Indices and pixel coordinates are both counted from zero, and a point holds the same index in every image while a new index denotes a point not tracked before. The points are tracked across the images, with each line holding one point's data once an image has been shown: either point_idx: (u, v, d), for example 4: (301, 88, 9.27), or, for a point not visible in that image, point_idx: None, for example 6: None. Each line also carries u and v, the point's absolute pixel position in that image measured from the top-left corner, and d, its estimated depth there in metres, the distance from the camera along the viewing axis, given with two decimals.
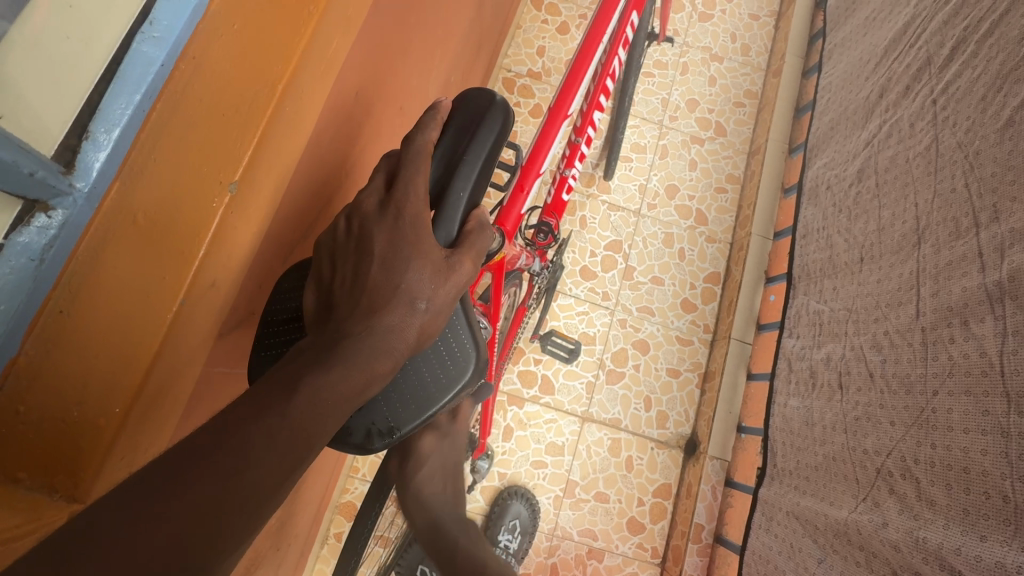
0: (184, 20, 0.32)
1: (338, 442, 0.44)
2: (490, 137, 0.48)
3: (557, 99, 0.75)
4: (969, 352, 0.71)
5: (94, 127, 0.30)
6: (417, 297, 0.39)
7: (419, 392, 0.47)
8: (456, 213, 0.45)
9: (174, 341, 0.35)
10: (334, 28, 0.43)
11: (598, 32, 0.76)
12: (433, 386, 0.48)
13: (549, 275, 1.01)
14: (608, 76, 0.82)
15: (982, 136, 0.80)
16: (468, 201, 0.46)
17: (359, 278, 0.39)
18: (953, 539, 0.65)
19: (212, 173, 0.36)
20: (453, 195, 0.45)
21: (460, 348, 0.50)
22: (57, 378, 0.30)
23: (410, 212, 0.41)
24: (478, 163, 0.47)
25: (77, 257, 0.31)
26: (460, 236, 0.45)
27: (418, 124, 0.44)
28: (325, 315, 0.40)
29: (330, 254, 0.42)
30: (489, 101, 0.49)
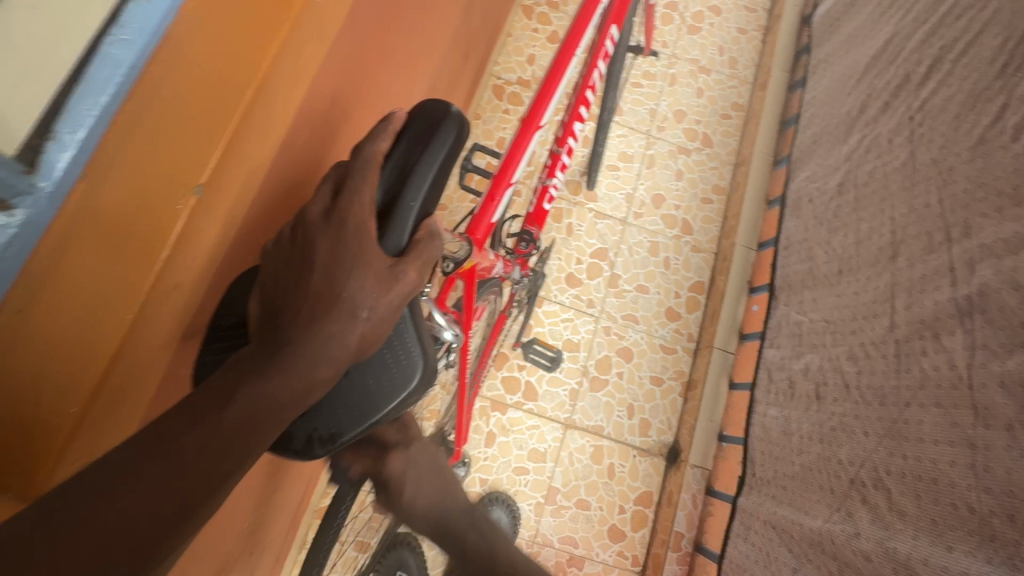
0: (153, 25, 0.31)
1: (278, 447, 0.44)
2: (445, 146, 0.45)
3: (530, 108, 0.75)
4: (939, 364, 0.72)
5: (59, 128, 0.28)
6: (359, 306, 0.38)
7: (364, 400, 0.45)
8: (406, 224, 0.42)
9: (135, 341, 0.35)
10: (307, 36, 0.44)
11: (572, 45, 0.76)
12: (376, 396, 0.46)
13: (530, 282, 1.01)
14: (586, 89, 0.84)
15: (955, 153, 0.82)
16: (419, 210, 0.44)
17: (299, 285, 0.38)
18: (921, 549, 0.66)
19: (178, 176, 0.36)
20: (404, 204, 0.43)
21: (407, 357, 0.47)
22: (10, 382, 0.29)
23: (354, 222, 0.39)
24: (431, 171, 0.44)
25: (39, 255, 0.29)
26: (408, 248, 0.42)
27: (368, 133, 0.43)
28: (263, 322, 0.38)
29: (272, 260, 0.40)
30: (445, 110, 0.46)
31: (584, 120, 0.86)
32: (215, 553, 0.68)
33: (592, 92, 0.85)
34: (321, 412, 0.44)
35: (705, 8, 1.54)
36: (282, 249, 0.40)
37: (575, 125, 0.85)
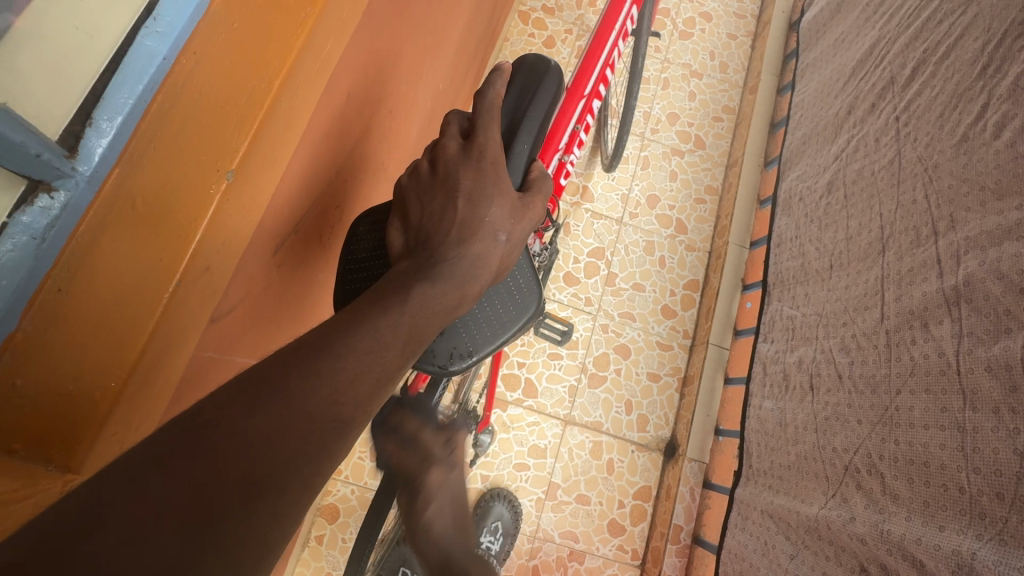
0: (185, 17, 0.34)
1: (420, 363, 0.49)
2: (546, 100, 0.54)
3: (573, 80, 0.83)
4: (928, 352, 0.75)
5: (97, 115, 0.32)
6: (499, 231, 0.42)
7: (493, 320, 0.52)
8: (520, 162, 0.50)
9: (170, 321, 0.36)
10: (329, 28, 0.45)
11: (610, 22, 0.86)
12: (503, 319, 0.52)
13: (547, 258, 1.00)
14: (608, 68, 0.89)
15: (940, 150, 0.85)
16: (529, 152, 0.51)
17: (445, 210, 0.42)
18: (914, 530, 0.68)
19: (211, 162, 0.37)
20: (519, 144, 0.50)
21: (525, 287, 0.54)
22: (54, 354, 0.31)
23: (491, 155, 0.45)
24: (538, 118, 0.52)
25: (77, 236, 0.31)
26: (527, 183, 0.49)
27: (488, 80, 0.49)
28: (412, 245, 0.42)
29: (414, 192, 0.45)
30: (545, 69, 0.55)
31: (601, 98, 0.89)
32: None
33: (610, 71, 0.90)
34: (457, 332, 0.50)
35: (695, 14, 1.58)
36: (426, 179, 0.45)
37: (592, 111, 0.89)
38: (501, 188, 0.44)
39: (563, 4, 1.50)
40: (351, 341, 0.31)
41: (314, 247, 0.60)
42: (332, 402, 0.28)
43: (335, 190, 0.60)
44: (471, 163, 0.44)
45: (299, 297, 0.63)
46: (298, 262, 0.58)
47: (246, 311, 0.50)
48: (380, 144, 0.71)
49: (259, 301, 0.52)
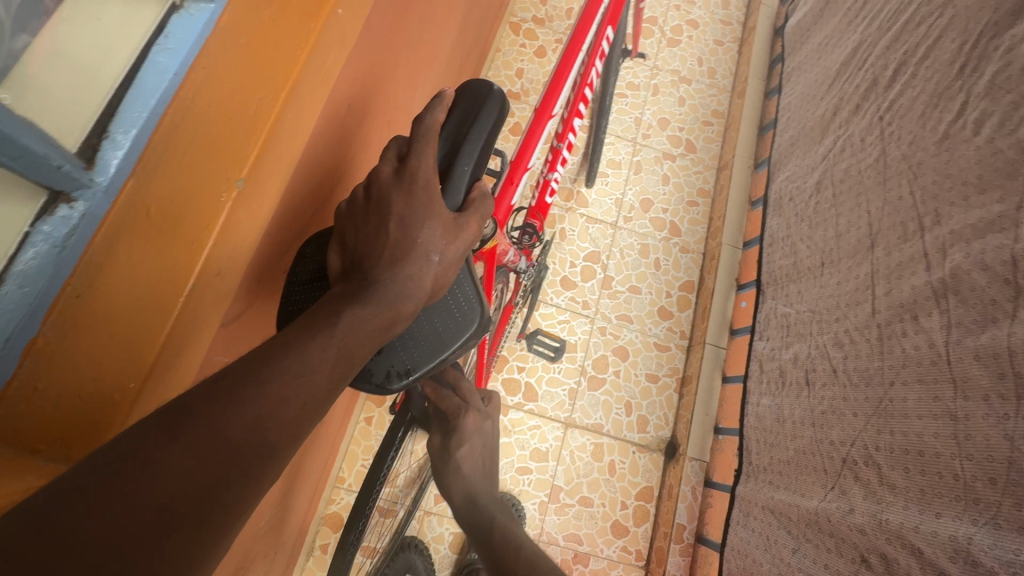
0: (195, 34, 0.37)
1: (357, 381, 0.49)
2: (490, 119, 0.52)
3: (542, 99, 0.80)
4: (919, 344, 0.76)
5: (113, 129, 0.34)
6: (432, 251, 0.43)
7: (431, 338, 0.52)
8: (460, 185, 0.49)
9: (184, 325, 0.37)
10: (332, 40, 0.45)
11: (578, 40, 0.81)
12: (443, 336, 0.52)
13: (534, 275, 1.04)
14: (585, 87, 0.89)
15: (923, 148, 0.88)
16: (471, 174, 0.50)
17: (378, 234, 0.42)
18: (912, 518, 0.70)
19: (221, 171, 0.38)
20: (458, 168, 0.49)
21: (467, 304, 0.54)
22: (74, 358, 0.32)
23: (423, 176, 0.44)
24: (479, 140, 0.51)
25: (94, 245, 0.33)
26: (467, 204, 0.49)
27: (426, 107, 0.48)
28: (348, 269, 0.42)
29: (349, 218, 0.44)
30: (488, 89, 0.53)
31: (583, 116, 0.91)
32: (234, 553, 0.69)
33: (590, 88, 0.91)
34: (395, 349, 0.50)
35: (682, 22, 1.61)
36: (356, 204, 0.44)
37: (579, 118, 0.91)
38: (433, 210, 0.43)
39: (553, 14, 1.53)
40: (275, 365, 0.33)
41: None
42: (257, 426, 0.31)
43: (332, 199, 0.62)
44: (403, 192, 0.43)
45: None
46: None
47: (251, 317, 0.51)
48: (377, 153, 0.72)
49: (263, 307, 0.53)
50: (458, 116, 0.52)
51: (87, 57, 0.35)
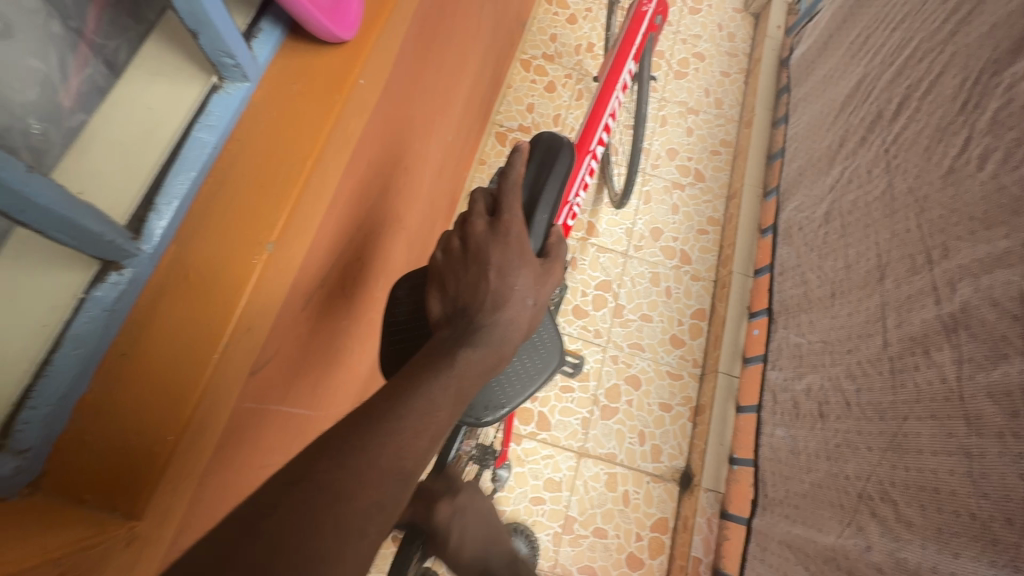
0: (231, 111, 0.41)
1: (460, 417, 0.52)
2: (563, 167, 0.58)
3: (580, 139, 0.91)
4: (932, 378, 0.76)
5: (158, 201, 0.38)
6: (527, 297, 0.46)
7: (522, 375, 0.54)
8: (539, 229, 0.54)
9: (218, 380, 0.39)
10: (355, 107, 0.48)
11: (610, 84, 0.95)
12: (533, 371, 0.55)
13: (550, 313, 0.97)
14: (607, 115, 0.94)
15: (929, 182, 0.89)
16: (548, 219, 0.55)
17: (479, 282, 0.45)
18: (930, 558, 0.69)
19: (254, 235, 0.41)
20: (538, 214, 0.55)
21: (551, 341, 0.57)
22: (118, 411, 0.36)
23: (516, 230, 0.49)
24: (555, 188, 0.57)
25: (139, 306, 0.37)
26: (546, 248, 0.53)
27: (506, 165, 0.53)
28: (451, 314, 0.45)
29: (447, 269, 0.48)
30: (558, 143, 0.60)
31: (604, 143, 0.93)
32: None
33: (612, 117, 0.95)
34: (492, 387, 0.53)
35: (689, 54, 1.65)
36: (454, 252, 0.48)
37: (596, 154, 0.94)
38: (526, 259, 0.48)
39: (563, 50, 1.58)
40: None
41: (341, 298, 0.64)
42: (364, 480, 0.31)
43: (358, 244, 0.64)
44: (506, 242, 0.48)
45: (334, 341, 0.66)
46: (328, 312, 0.61)
47: (283, 363, 0.52)
48: (399, 198, 0.76)
49: (297, 353, 0.55)
50: (534, 167, 0.58)
51: (135, 139, 0.39)
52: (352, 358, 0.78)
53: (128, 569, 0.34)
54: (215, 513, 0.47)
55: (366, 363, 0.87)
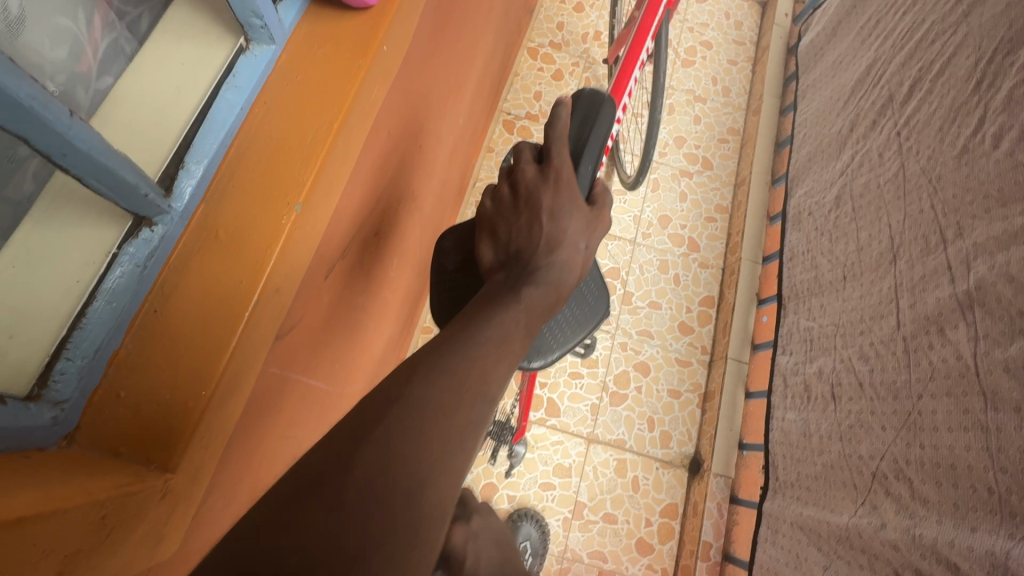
0: (258, 72, 0.41)
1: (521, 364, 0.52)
2: (608, 117, 0.57)
3: None
4: (947, 356, 0.76)
5: (188, 160, 0.38)
6: (579, 241, 0.47)
7: (572, 321, 0.55)
8: (585, 178, 0.53)
9: (248, 339, 0.39)
10: (377, 74, 0.48)
11: (630, 63, 0.92)
12: (582, 315, 0.56)
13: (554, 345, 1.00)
14: (622, 95, 0.93)
15: (942, 162, 0.89)
16: (592, 170, 0.54)
17: (532, 226, 0.46)
18: (946, 533, 0.69)
19: (282, 195, 0.41)
20: (584, 164, 0.54)
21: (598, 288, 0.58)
22: (151, 368, 0.36)
23: (566, 176, 0.49)
24: (600, 139, 0.55)
25: (169, 265, 0.37)
26: (594, 197, 0.53)
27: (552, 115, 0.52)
28: (505, 258, 0.45)
29: (497, 217, 0.48)
30: (600, 93, 0.58)
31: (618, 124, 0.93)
32: None
33: (627, 96, 0.94)
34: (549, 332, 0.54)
35: (696, 43, 1.64)
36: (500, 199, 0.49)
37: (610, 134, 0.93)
38: (577, 204, 0.48)
39: (570, 39, 1.58)
40: None
41: (359, 273, 0.64)
42: None
43: (376, 219, 0.64)
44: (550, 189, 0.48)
45: (351, 317, 0.66)
46: (348, 285, 0.61)
47: (305, 332, 0.52)
48: (414, 176, 0.76)
49: (319, 323, 0.55)
50: (578, 117, 0.56)
51: (164, 98, 0.39)
52: (367, 338, 0.78)
53: (162, 522, 0.35)
54: (241, 478, 0.47)
55: (379, 344, 0.87)
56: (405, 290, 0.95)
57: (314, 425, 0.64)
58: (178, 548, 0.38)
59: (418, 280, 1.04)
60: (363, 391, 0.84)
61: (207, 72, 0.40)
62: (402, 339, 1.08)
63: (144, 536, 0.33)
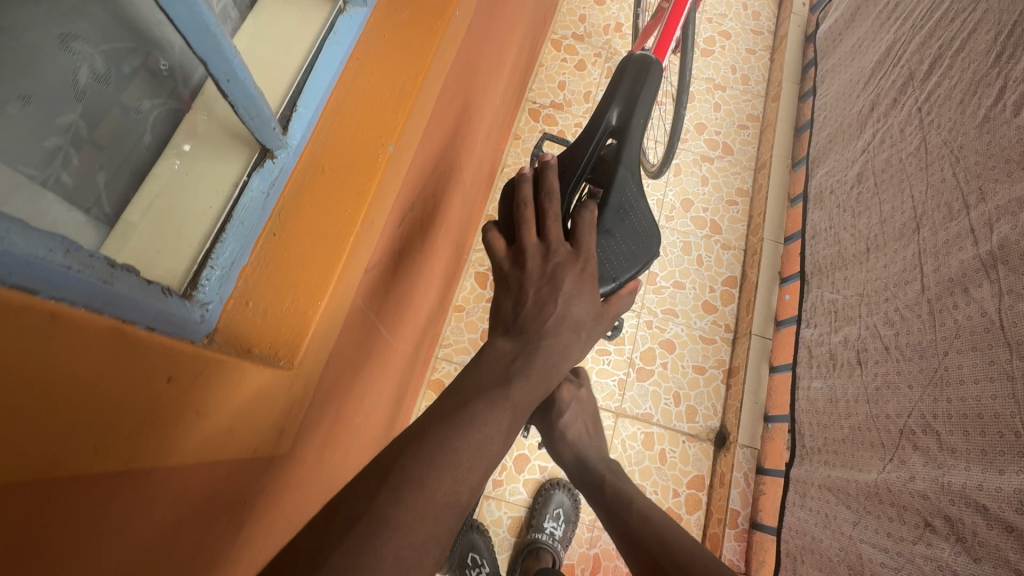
0: (353, 30, 0.47)
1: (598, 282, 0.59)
2: (654, 81, 0.67)
3: None
4: (971, 313, 0.80)
5: (299, 104, 0.43)
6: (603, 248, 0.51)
7: (624, 255, 0.62)
8: (635, 135, 0.64)
9: (350, 261, 0.45)
10: (449, 37, 0.54)
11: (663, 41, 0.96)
12: (638, 245, 0.63)
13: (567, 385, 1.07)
14: None
15: (963, 133, 0.92)
16: (641, 127, 0.65)
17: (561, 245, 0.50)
18: (975, 477, 0.72)
19: (376, 138, 0.46)
20: (634, 123, 0.64)
21: (646, 227, 0.65)
22: (272, 282, 0.41)
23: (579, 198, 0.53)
24: (647, 100, 0.66)
25: (285, 196, 0.43)
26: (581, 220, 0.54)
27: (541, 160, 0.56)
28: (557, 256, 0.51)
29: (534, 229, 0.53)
30: (645, 59, 0.68)
31: None
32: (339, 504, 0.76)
33: None
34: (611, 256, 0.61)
35: (715, 33, 1.68)
36: (578, 162, 0.61)
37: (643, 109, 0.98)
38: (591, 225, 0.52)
39: (592, 30, 1.63)
40: None
41: (418, 232, 0.69)
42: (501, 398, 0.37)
43: (433, 182, 0.70)
44: (624, 157, 0.63)
45: (410, 274, 0.72)
46: (410, 242, 0.66)
47: (381, 276, 0.58)
48: (462, 147, 0.81)
49: (390, 270, 0.61)
50: (629, 80, 0.66)
51: (274, 54, 0.45)
52: (417, 299, 0.83)
53: (279, 414, 0.40)
54: (328, 402, 0.52)
55: (424, 310, 0.92)
56: (446, 262, 1.01)
57: (378, 372, 0.69)
58: (285, 450, 0.43)
59: (454, 255, 1.10)
60: (410, 353, 0.89)
61: (307, 31, 0.46)
62: (439, 312, 1.14)
63: (269, 422, 0.38)
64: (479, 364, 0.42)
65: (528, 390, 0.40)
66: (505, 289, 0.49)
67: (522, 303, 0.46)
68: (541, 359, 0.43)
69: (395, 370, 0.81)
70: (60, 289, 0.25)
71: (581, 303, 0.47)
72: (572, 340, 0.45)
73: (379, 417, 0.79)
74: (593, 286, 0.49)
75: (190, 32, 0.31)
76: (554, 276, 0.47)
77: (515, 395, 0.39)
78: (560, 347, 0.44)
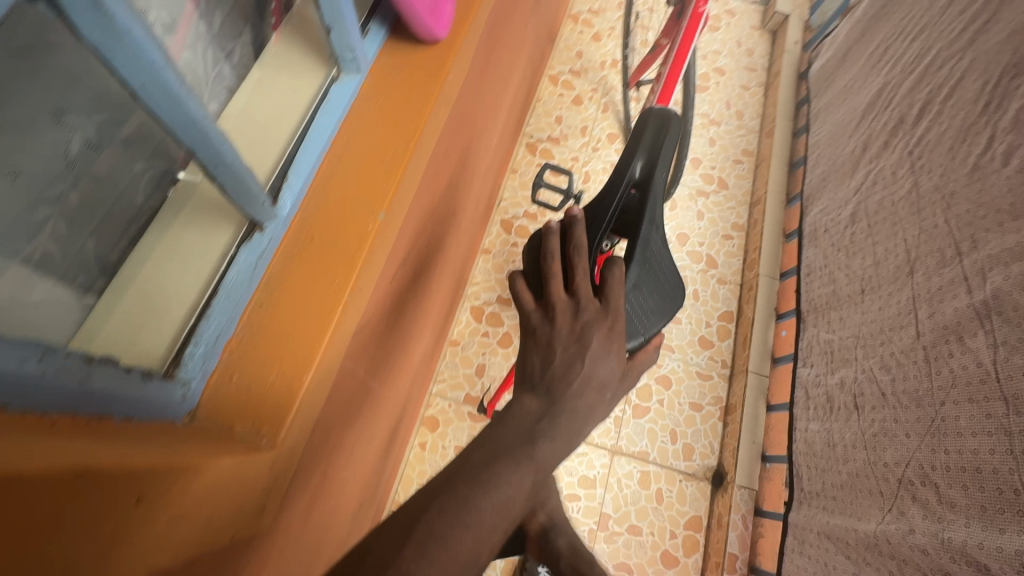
0: (347, 98, 0.47)
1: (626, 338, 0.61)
2: (675, 131, 0.67)
3: None
4: (967, 363, 0.79)
5: (289, 174, 0.43)
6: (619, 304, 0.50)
7: (650, 311, 0.65)
8: (658, 188, 0.65)
9: (339, 328, 0.44)
10: (443, 99, 0.55)
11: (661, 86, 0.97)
12: (662, 299, 0.67)
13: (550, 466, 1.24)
14: None
15: (955, 179, 0.93)
16: (663, 178, 0.65)
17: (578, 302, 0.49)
18: (975, 535, 0.71)
19: (369, 203, 0.46)
20: (657, 176, 0.65)
21: (668, 279, 0.68)
22: (257, 355, 0.40)
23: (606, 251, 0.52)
24: (670, 150, 0.66)
25: (274, 264, 0.42)
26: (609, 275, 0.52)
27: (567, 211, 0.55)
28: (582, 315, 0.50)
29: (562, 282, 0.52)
30: (665, 109, 0.68)
31: None
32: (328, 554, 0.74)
33: None
34: (639, 312, 0.64)
35: (709, 69, 1.71)
36: (604, 212, 0.61)
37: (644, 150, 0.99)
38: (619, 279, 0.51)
39: (588, 66, 1.66)
40: None
41: (412, 282, 0.69)
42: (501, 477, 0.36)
43: (428, 233, 0.70)
44: (649, 209, 0.63)
45: (403, 325, 0.71)
46: (404, 293, 0.66)
47: (372, 334, 0.57)
48: (458, 193, 0.82)
49: (383, 325, 0.61)
50: (652, 130, 0.66)
51: (267, 120, 0.45)
52: (411, 344, 0.82)
53: (254, 492, 0.39)
54: (315, 464, 0.51)
55: (417, 353, 0.91)
56: (441, 303, 1.01)
57: (368, 424, 0.68)
58: (264, 526, 0.42)
59: (450, 295, 1.10)
60: (402, 398, 0.88)
61: (298, 99, 0.46)
62: (434, 351, 1.13)
63: (244, 502, 0.37)
64: (497, 421, 0.41)
65: (549, 452, 0.40)
66: (531, 343, 0.47)
67: (550, 360, 0.45)
68: (551, 434, 0.42)
69: (387, 417, 0.80)
70: (28, 395, 0.25)
71: (604, 366, 0.46)
72: (593, 403, 0.45)
73: (369, 465, 0.77)
74: (621, 343, 0.48)
75: (179, 125, 0.31)
76: (582, 333, 0.47)
77: (532, 456, 0.39)
78: (569, 421, 0.43)
